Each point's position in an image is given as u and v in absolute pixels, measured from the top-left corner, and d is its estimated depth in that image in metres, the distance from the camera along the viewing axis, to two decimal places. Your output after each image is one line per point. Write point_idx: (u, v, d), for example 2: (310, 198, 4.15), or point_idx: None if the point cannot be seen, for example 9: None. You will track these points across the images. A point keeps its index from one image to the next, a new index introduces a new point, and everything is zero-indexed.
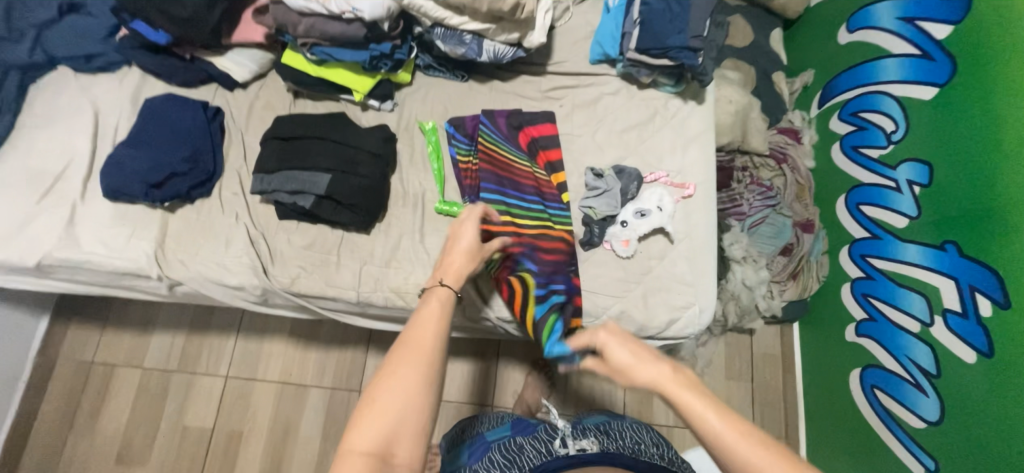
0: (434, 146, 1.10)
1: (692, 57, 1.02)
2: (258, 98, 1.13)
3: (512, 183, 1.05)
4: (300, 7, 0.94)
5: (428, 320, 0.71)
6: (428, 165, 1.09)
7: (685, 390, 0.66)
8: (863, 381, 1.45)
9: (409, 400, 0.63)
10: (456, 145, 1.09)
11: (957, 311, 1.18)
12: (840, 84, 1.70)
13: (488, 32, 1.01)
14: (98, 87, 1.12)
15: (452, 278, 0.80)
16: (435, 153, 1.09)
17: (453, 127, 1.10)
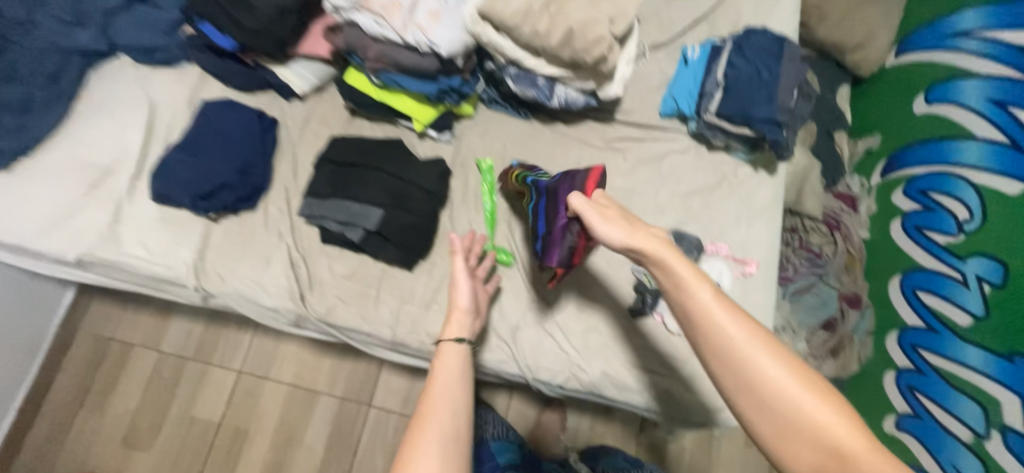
0: (490, 186, 1.05)
1: (778, 131, 0.96)
2: (314, 112, 1.09)
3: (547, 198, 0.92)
4: (376, 33, 0.88)
5: (451, 372, 0.74)
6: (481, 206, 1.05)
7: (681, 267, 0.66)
8: None
9: (450, 439, 0.64)
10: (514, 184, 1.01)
11: (1018, 430, 1.12)
12: (909, 157, 1.60)
13: (563, 78, 0.95)
14: (156, 80, 1.09)
15: (455, 330, 0.82)
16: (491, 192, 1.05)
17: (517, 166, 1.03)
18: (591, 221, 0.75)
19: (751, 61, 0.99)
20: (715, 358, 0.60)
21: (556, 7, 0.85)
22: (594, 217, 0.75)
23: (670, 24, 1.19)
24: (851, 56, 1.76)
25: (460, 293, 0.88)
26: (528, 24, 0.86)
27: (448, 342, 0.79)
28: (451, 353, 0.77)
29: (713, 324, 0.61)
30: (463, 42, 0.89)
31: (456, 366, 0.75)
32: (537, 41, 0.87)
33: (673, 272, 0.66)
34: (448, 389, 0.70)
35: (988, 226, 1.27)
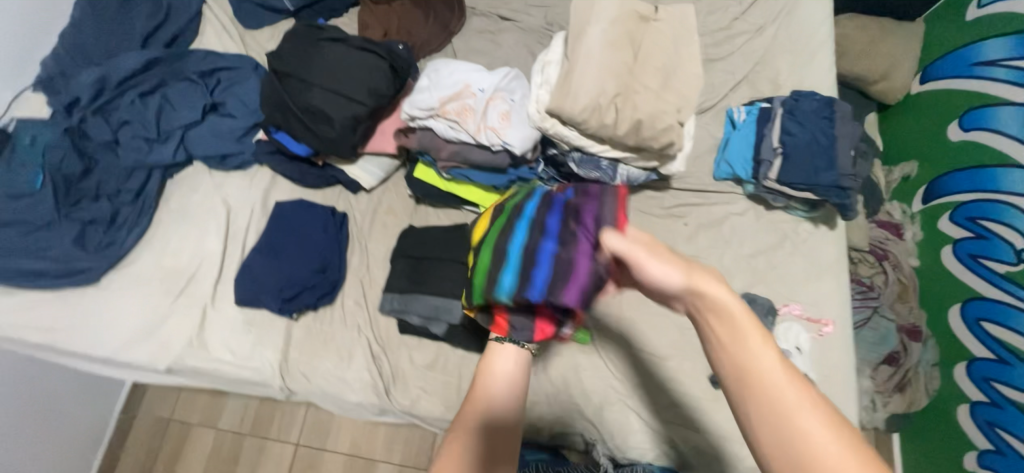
0: (502, 217, 0.79)
1: (843, 195, 0.97)
2: (381, 203, 1.13)
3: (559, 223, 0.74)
4: (450, 136, 0.93)
5: (496, 394, 0.67)
6: (483, 226, 0.82)
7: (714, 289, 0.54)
8: None
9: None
10: (531, 204, 0.78)
11: None
12: (952, 183, 1.56)
13: (626, 159, 0.98)
14: (230, 184, 1.14)
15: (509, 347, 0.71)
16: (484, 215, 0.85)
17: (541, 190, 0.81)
18: (637, 264, 0.59)
19: (806, 127, 1.02)
20: (750, 411, 0.48)
21: (622, 99, 0.88)
22: (637, 253, 0.59)
23: (711, 89, 1.24)
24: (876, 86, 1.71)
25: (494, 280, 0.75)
26: (596, 118, 0.89)
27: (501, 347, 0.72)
28: (508, 360, 0.71)
29: (757, 375, 0.48)
30: (533, 137, 0.93)
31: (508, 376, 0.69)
32: (604, 132, 0.90)
33: (706, 299, 0.54)
34: (488, 412, 0.64)
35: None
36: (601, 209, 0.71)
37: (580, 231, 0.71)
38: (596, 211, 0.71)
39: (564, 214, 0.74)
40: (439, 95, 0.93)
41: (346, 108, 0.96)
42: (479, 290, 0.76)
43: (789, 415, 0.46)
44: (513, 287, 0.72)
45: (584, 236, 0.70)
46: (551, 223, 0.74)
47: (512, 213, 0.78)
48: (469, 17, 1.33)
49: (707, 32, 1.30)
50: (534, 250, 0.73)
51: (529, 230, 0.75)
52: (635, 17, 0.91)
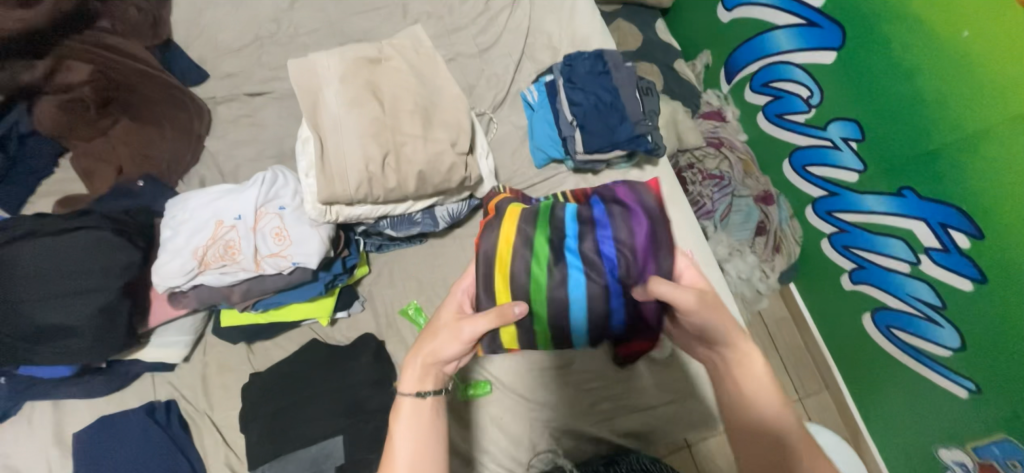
0: (546, 255, 0.75)
1: (644, 142, 1.01)
2: (209, 364, 0.95)
3: (633, 257, 0.73)
4: (228, 281, 0.78)
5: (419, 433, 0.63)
6: (516, 262, 0.74)
7: (748, 364, 0.66)
8: (877, 324, 1.37)
9: None
10: (580, 242, 0.74)
11: (937, 247, 1.15)
12: (740, 59, 1.61)
13: (438, 203, 0.91)
14: (2, 444, 0.86)
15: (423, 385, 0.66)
16: (505, 236, 0.76)
17: (574, 217, 0.76)
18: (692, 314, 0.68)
19: (588, 92, 1.03)
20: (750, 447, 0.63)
21: (395, 156, 0.80)
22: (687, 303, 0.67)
23: (497, 78, 1.19)
24: None
25: (448, 346, 0.67)
26: (378, 187, 0.79)
27: (405, 398, 0.65)
28: (406, 417, 0.64)
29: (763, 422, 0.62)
30: (325, 236, 0.82)
31: (410, 445, 0.61)
32: (395, 194, 0.81)
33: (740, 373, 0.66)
34: (411, 412, 0.64)
35: (832, 92, 1.32)
36: (653, 244, 0.73)
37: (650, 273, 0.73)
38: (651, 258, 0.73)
39: (623, 264, 0.73)
40: (191, 247, 0.76)
41: (85, 304, 0.77)
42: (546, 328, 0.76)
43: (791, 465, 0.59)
44: (592, 323, 0.76)
45: (642, 275, 0.73)
46: (606, 251, 0.74)
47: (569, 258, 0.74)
48: (213, 109, 1.13)
49: (467, 22, 1.23)
50: (601, 292, 0.74)
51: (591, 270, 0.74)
52: (365, 65, 0.82)
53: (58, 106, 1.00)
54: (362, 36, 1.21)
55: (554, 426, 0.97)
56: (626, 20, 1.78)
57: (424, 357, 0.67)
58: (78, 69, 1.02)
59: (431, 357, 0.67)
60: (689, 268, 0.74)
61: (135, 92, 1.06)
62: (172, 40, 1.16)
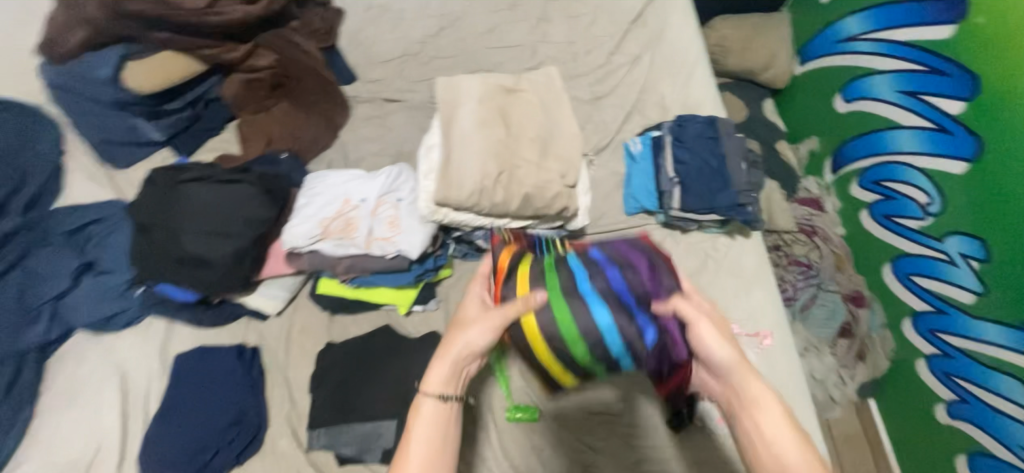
0: (558, 286, 0.72)
1: (743, 212, 1.05)
2: (294, 323, 1.04)
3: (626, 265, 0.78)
4: (340, 253, 0.88)
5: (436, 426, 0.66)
6: (533, 282, 0.74)
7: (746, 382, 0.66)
8: (975, 469, 1.21)
9: (438, 454, 0.64)
10: (592, 282, 0.72)
11: None
12: (853, 150, 1.53)
13: (530, 226, 0.95)
14: (123, 346, 1.01)
15: (444, 379, 0.67)
16: (518, 274, 0.76)
17: (580, 261, 0.77)
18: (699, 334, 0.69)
19: (693, 153, 1.09)
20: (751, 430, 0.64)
21: (506, 176, 0.87)
22: (706, 328, 0.69)
23: (604, 125, 1.26)
24: (764, 75, 1.74)
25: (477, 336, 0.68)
26: (486, 199, 0.87)
27: (427, 399, 0.67)
28: (428, 415, 0.66)
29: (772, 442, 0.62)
30: (430, 233, 0.89)
31: (428, 437, 0.65)
32: (499, 210, 0.88)
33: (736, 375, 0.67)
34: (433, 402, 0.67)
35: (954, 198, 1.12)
36: (652, 269, 0.76)
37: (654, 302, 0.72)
38: (653, 279, 0.75)
39: (632, 285, 0.73)
40: (319, 217, 0.88)
41: (223, 246, 0.90)
42: (559, 305, 0.71)
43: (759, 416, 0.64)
44: (624, 335, 0.69)
45: (658, 298, 0.73)
46: (614, 274, 0.74)
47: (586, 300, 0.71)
48: (354, 106, 1.30)
49: (588, 72, 1.33)
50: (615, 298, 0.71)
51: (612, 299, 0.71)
52: (499, 91, 0.92)
53: (244, 81, 1.22)
54: (491, 67, 1.35)
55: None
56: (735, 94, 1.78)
57: (460, 350, 0.68)
58: (265, 57, 1.24)
59: (462, 352, 0.69)
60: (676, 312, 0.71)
61: (298, 83, 1.26)
62: (335, 47, 1.34)
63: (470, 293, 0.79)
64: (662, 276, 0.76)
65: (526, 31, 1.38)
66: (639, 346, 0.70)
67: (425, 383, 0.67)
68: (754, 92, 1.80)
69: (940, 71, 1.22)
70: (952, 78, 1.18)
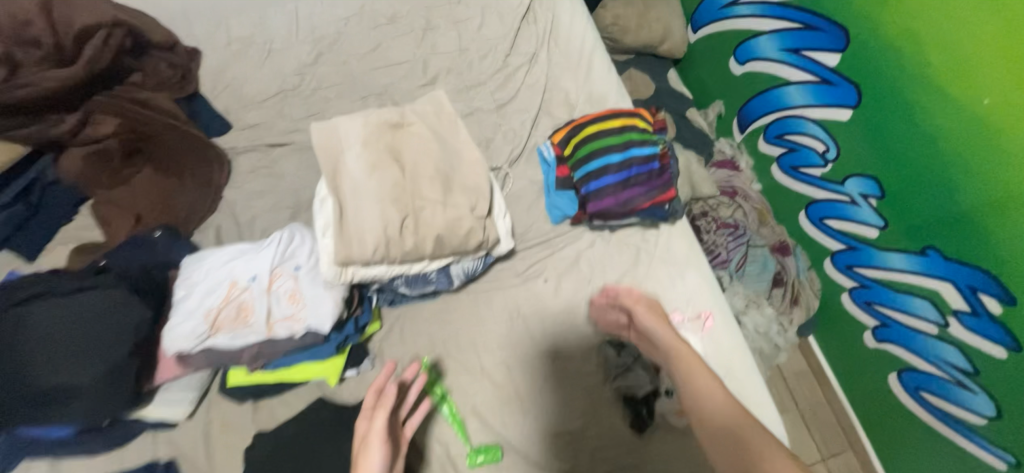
0: (605, 141, 1.03)
1: (662, 210, 1.03)
2: (211, 422, 0.91)
3: (640, 179, 1.01)
4: (239, 343, 0.77)
5: None
6: (590, 136, 1.06)
7: (690, 365, 0.89)
8: (904, 384, 1.30)
9: None
10: (636, 149, 1.02)
11: (967, 310, 1.07)
12: (753, 110, 1.59)
13: (453, 261, 0.90)
14: None
15: None
16: (591, 127, 1.07)
17: (638, 152, 1.02)
18: (643, 319, 0.97)
19: None
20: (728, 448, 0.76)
21: (412, 220, 0.79)
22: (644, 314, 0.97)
23: (514, 133, 1.20)
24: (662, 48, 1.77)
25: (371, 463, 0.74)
26: (395, 249, 0.79)
27: None
28: None
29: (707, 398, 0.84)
30: (340, 297, 0.80)
31: None
32: (412, 255, 0.80)
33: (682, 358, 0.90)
34: None
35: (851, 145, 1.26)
36: (660, 185, 1.01)
37: (620, 197, 1.00)
38: (655, 186, 1.01)
39: (631, 179, 1.00)
40: (203, 309, 0.76)
41: (92, 365, 0.76)
42: (580, 154, 1.05)
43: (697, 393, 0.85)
44: (591, 176, 1.02)
45: (638, 192, 1.00)
46: (640, 157, 1.01)
47: (632, 146, 1.02)
48: (235, 158, 1.15)
49: (485, 80, 1.26)
50: (627, 170, 1.01)
51: (618, 163, 1.01)
52: (386, 128, 0.84)
53: (83, 155, 1.04)
54: (382, 90, 1.24)
55: None
56: (638, 69, 1.80)
57: None
58: (105, 123, 1.07)
59: None
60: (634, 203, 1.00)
61: (156, 143, 1.09)
62: (198, 93, 1.20)
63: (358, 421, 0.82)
64: (669, 184, 1.02)
65: (413, 45, 1.28)
66: (599, 194, 1.01)
67: None
68: (656, 66, 1.82)
69: (815, 27, 1.28)
70: (826, 33, 1.25)
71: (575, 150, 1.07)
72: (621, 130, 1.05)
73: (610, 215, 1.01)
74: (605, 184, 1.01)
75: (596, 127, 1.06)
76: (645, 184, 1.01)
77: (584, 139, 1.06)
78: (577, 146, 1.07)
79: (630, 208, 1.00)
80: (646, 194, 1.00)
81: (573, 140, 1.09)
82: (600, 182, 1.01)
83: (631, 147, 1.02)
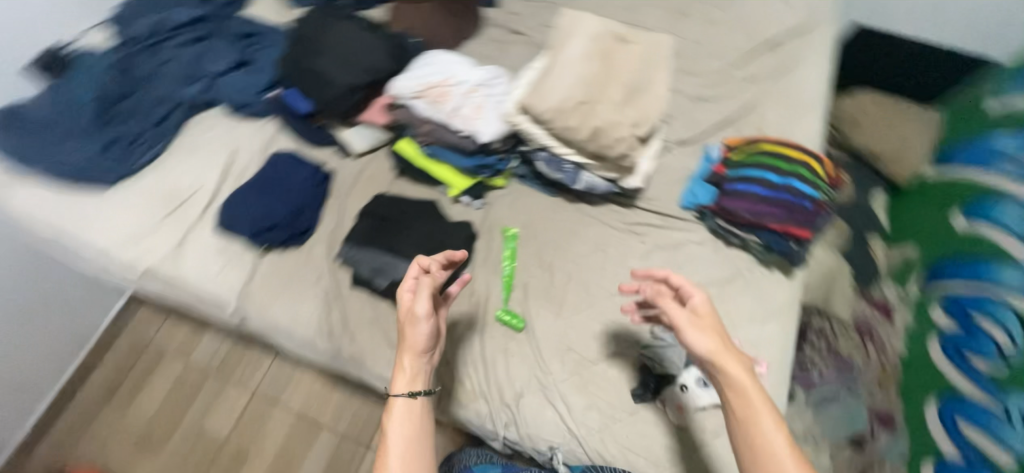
0: (772, 160, 1.10)
1: (783, 244, 1.05)
2: (365, 168, 1.22)
3: (783, 203, 1.04)
4: (427, 114, 1.04)
5: (411, 425, 0.85)
6: (762, 151, 1.13)
7: (746, 383, 0.74)
8: None
9: (422, 442, 0.84)
10: (798, 181, 1.06)
11: None
12: (946, 268, 1.29)
13: (588, 166, 1.04)
14: (242, 130, 1.30)
15: (405, 381, 0.86)
16: (767, 145, 1.13)
17: (798, 183, 1.06)
18: (687, 325, 0.80)
19: None
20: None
21: (585, 107, 0.96)
22: (684, 321, 0.80)
23: (695, 124, 1.28)
24: (892, 165, 1.52)
25: (421, 336, 0.86)
26: (560, 119, 0.97)
27: (398, 400, 0.86)
28: (400, 411, 0.85)
29: (763, 447, 0.71)
30: (501, 131, 1.03)
31: (402, 433, 0.84)
32: (567, 133, 0.97)
33: (726, 378, 0.75)
34: (403, 410, 0.85)
35: None
36: (799, 221, 1.04)
37: (756, 207, 1.06)
38: (794, 219, 1.04)
39: (775, 199, 1.05)
40: (424, 80, 1.05)
41: (348, 77, 1.12)
42: (742, 160, 1.13)
43: (754, 427, 0.72)
44: (742, 179, 1.10)
45: (775, 213, 1.04)
46: (797, 188, 1.05)
47: (795, 178, 1.06)
48: (486, 27, 1.45)
49: (703, 74, 1.36)
50: (778, 191, 1.05)
51: (773, 183, 1.07)
52: (610, 41, 1.02)
53: None
54: None
55: (550, 395, 1.01)
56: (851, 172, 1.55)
57: (409, 354, 0.87)
58: None
59: (412, 350, 0.87)
60: (764, 220, 1.05)
61: None
62: None
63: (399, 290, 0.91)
64: (808, 227, 1.04)
65: (661, 20, 1.43)
66: (737, 195, 1.08)
67: (392, 391, 0.86)
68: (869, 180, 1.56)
69: None
70: None
71: (739, 156, 1.15)
72: (794, 160, 1.09)
73: (734, 216, 1.08)
74: (749, 191, 1.07)
75: (772, 147, 1.12)
76: (786, 211, 1.04)
77: (755, 151, 1.14)
78: (744, 153, 1.15)
79: (759, 220, 1.05)
80: (780, 219, 1.04)
81: (744, 149, 1.17)
82: (747, 186, 1.08)
83: (794, 176, 1.06)
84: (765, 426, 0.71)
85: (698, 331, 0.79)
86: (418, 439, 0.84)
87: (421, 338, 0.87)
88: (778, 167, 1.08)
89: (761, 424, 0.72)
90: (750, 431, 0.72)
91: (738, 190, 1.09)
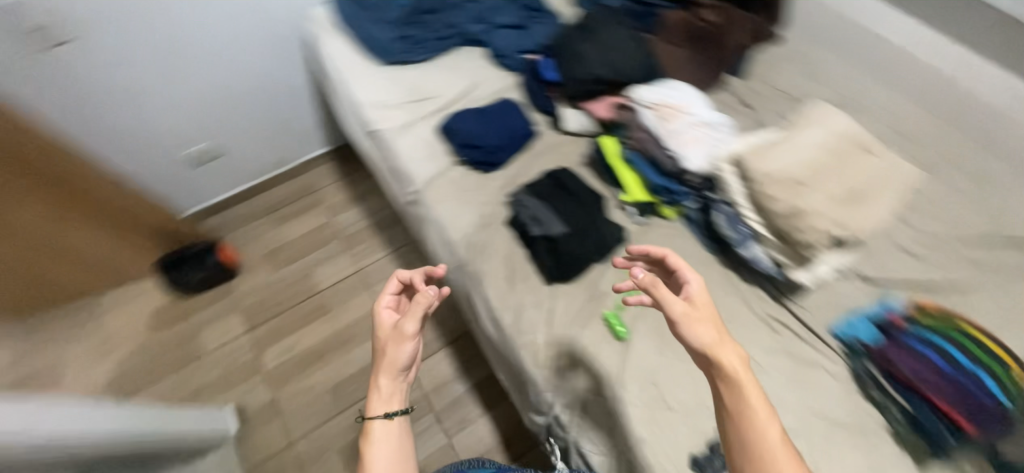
0: (965, 341, 0.99)
1: (936, 425, 0.94)
2: (564, 144, 1.38)
3: (959, 386, 0.93)
4: (651, 124, 1.19)
5: (390, 441, 0.88)
6: (958, 327, 1.02)
7: (739, 371, 0.76)
8: None
9: (400, 461, 0.87)
10: (989, 375, 0.94)
11: None
12: None
13: (767, 239, 1.09)
14: (490, 72, 1.56)
15: (382, 404, 0.90)
16: (966, 325, 1.02)
17: (989, 378, 0.93)
18: (680, 310, 0.82)
19: None
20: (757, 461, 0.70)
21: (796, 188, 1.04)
22: (677, 303, 0.83)
23: (890, 266, 1.19)
24: None
25: (403, 354, 0.92)
26: (767, 186, 1.05)
27: (375, 422, 0.89)
28: (380, 433, 0.88)
29: (757, 439, 0.71)
30: (706, 171, 1.14)
31: (387, 452, 0.87)
32: (769, 201, 1.05)
33: (714, 361, 0.77)
34: (378, 427, 0.89)
35: None
36: (970, 413, 0.91)
37: (923, 373, 0.96)
38: (965, 408, 0.92)
39: (951, 378, 0.94)
40: (663, 99, 1.21)
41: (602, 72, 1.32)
42: (928, 322, 1.04)
43: (745, 418, 0.72)
44: (920, 340, 1.01)
45: (943, 389, 0.94)
46: (984, 381, 0.93)
47: (986, 371, 0.94)
48: (723, 86, 1.53)
49: (926, 228, 1.25)
50: (958, 371, 0.94)
51: (957, 362, 0.96)
52: (846, 148, 1.08)
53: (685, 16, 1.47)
54: None
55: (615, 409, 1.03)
56: None
57: (385, 370, 0.92)
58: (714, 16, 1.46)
59: (390, 366, 0.92)
60: (926, 390, 0.95)
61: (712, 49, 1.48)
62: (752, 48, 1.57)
63: (379, 312, 0.99)
64: (978, 426, 0.91)
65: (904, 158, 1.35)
66: (905, 351, 0.99)
67: (365, 412, 0.90)
68: None
69: None
70: None
71: (928, 318, 1.05)
72: (993, 354, 0.97)
73: (891, 368, 0.99)
74: (923, 354, 0.98)
75: (970, 328, 1.02)
76: (957, 395, 0.93)
77: (949, 323, 1.03)
78: (934, 318, 1.05)
79: (919, 387, 0.96)
80: (946, 399, 0.93)
81: (937, 315, 1.06)
82: (922, 349, 0.99)
83: (987, 367, 0.94)
84: (762, 416, 0.72)
85: (692, 320, 0.81)
86: (396, 461, 0.87)
87: (404, 352, 0.92)
88: (970, 351, 0.97)
89: (756, 412, 0.72)
90: (741, 429, 0.72)
91: (910, 347, 1.00)
